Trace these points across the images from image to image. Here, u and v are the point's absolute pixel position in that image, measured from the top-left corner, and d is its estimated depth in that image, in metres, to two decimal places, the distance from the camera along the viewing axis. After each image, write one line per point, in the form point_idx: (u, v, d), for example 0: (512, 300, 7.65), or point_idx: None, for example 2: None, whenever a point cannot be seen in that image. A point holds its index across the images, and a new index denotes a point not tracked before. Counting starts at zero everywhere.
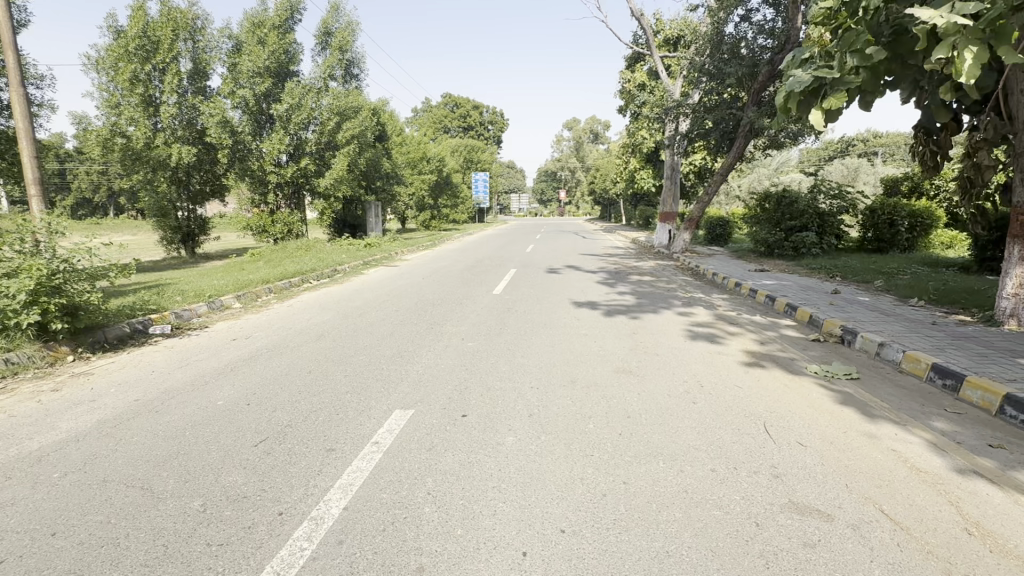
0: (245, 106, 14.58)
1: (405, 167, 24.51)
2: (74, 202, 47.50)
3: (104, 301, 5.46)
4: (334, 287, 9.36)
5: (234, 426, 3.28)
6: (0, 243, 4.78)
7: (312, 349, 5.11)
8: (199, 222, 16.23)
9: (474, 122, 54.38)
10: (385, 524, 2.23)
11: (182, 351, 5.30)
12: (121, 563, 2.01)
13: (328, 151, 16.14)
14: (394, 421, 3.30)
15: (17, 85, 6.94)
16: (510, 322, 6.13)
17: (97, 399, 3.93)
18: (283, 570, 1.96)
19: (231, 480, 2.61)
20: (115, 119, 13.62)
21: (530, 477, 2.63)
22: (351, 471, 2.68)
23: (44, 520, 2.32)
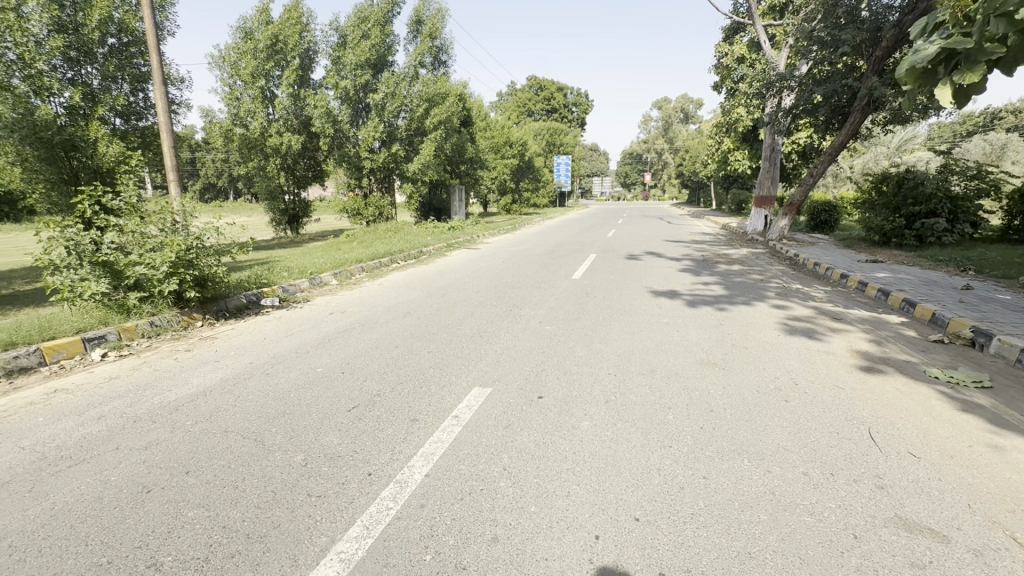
0: (346, 95, 15.56)
1: (489, 152, 24.95)
2: (202, 186, 54.10)
3: (226, 274, 6.21)
4: (420, 268, 9.84)
5: (331, 392, 3.59)
6: (149, 222, 5.57)
7: (399, 325, 5.44)
8: (303, 205, 17.76)
9: (558, 105, 53.73)
10: (462, 494, 2.34)
11: (287, 322, 5.87)
12: (239, 503, 2.30)
13: (417, 137, 16.82)
14: (473, 397, 3.42)
15: (159, 84, 7.93)
16: (589, 307, 6.08)
17: (219, 360, 4.49)
18: (371, 525, 2.13)
19: (328, 440, 2.87)
20: (236, 111, 15.19)
21: (605, 462, 2.62)
22: (434, 441, 2.83)
23: (180, 460, 2.71)
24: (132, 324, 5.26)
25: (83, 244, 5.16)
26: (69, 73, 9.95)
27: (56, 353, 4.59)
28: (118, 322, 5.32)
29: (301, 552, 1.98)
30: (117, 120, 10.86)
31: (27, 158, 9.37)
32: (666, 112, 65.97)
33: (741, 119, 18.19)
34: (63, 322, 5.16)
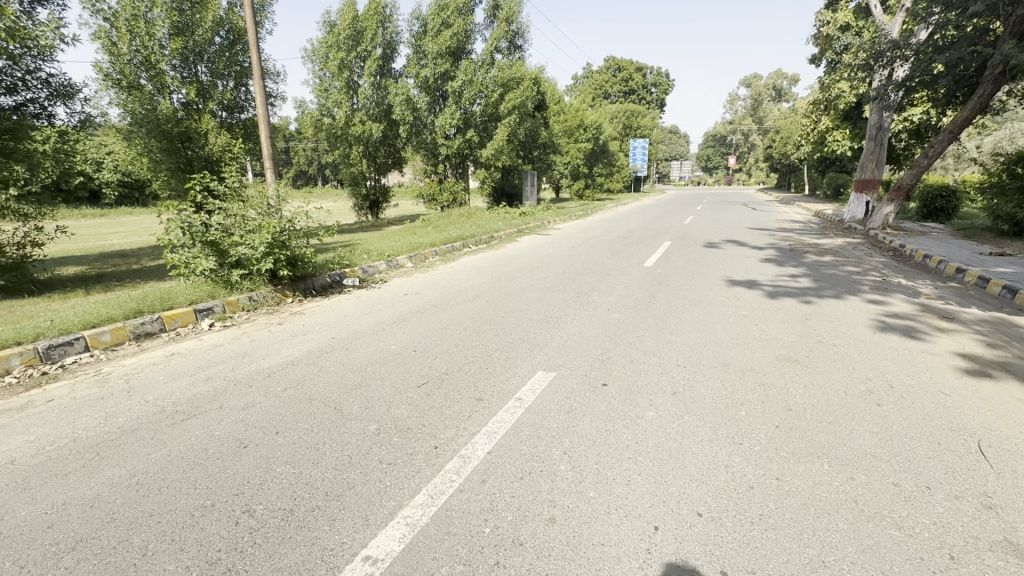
0: (425, 83, 16.01)
1: (562, 136, 24.67)
2: (295, 173, 58.40)
3: (314, 255, 6.72)
4: (491, 253, 10.01)
5: (403, 368, 3.80)
6: (250, 206, 6.16)
7: (469, 308, 5.59)
8: (383, 190, 18.64)
9: (637, 86, 51.70)
10: (522, 474, 2.39)
11: (366, 301, 6.24)
12: (320, 463, 2.52)
13: (491, 123, 17.00)
14: (537, 381, 3.47)
15: (259, 79, 8.62)
16: (660, 296, 5.88)
17: (306, 333, 4.89)
18: (435, 495, 2.24)
19: (399, 413, 3.05)
20: (325, 102, 16.16)
21: (669, 454, 2.56)
22: (497, 421, 2.91)
23: (271, 421, 3.01)
24: (235, 299, 5.85)
25: (196, 225, 5.81)
26: (185, 73, 10.99)
27: (174, 321, 5.22)
28: (223, 296, 5.94)
29: (372, 512, 2.14)
30: (224, 113, 11.96)
31: (151, 149, 10.63)
32: (755, 89, 61.35)
33: (843, 95, 16.50)
34: (179, 294, 5.86)
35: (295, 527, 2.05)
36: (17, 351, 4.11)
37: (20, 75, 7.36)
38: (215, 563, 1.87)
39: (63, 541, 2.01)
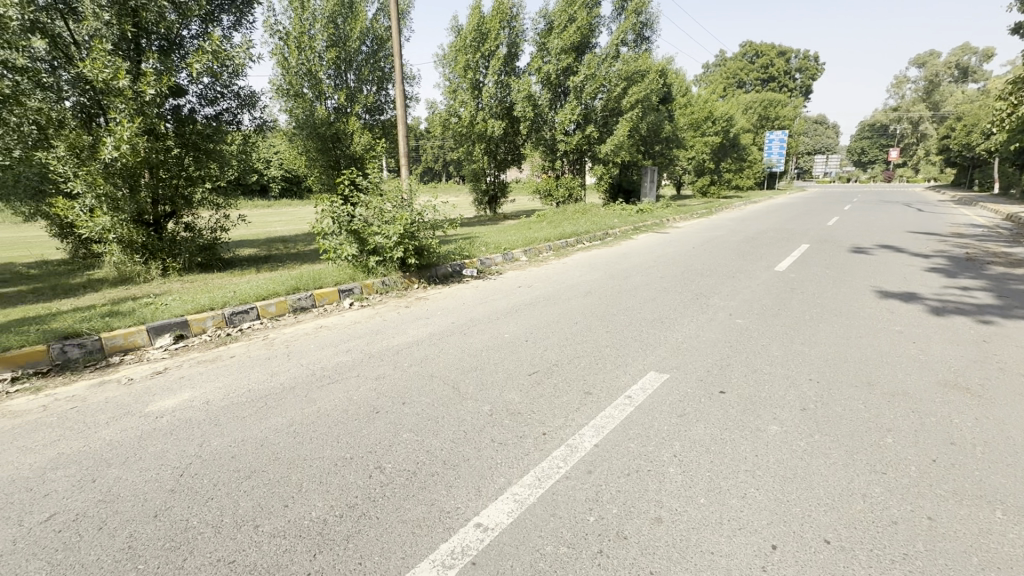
0: (547, 80, 16.19)
1: (687, 129, 23.36)
2: (423, 169, 62.89)
3: (438, 245, 7.25)
4: (605, 250, 9.89)
5: (515, 356, 3.98)
6: (387, 199, 6.85)
7: (581, 303, 5.62)
8: (501, 186, 19.32)
9: (778, 72, 46.87)
10: (629, 470, 2.39)
11: (482, 291, 6.58)
12: (438, 435, 2.75)
13: (612, 118, 16.71)
14: (648, 381, 3.40)
15: (399, 83, 9.44)
16: (792, 304, 5.36)
17: (429, 317, 5.31)
18: (543, 478, 2.34)
19: (510, 397, 3.20)
20: (452, 103, 17.15)
21: (794, 473, 2.36)
22: (605, 416, 2.92)
23: (398, 392, 3.34)
24: (371, 282, 6.55)
25: (342, 215, 6.62)
26: (337, 81, 12.42)
27: (322, 299, 6.00)
28: (362, 279, 6.68)
29: (484, 484, 2.30)
30: (367, 115, 13.31)
31: (309, 149, 12.23)
32: (930, 68, 52.16)
33: None
34: (327, 275, 6.70)
35: (417, 487, 2.28)
36: (210, 314, 5.05)
37: (220, 89, 8.94)
38: (353, 507, 2.16)
39: (242, 469, 2.47)
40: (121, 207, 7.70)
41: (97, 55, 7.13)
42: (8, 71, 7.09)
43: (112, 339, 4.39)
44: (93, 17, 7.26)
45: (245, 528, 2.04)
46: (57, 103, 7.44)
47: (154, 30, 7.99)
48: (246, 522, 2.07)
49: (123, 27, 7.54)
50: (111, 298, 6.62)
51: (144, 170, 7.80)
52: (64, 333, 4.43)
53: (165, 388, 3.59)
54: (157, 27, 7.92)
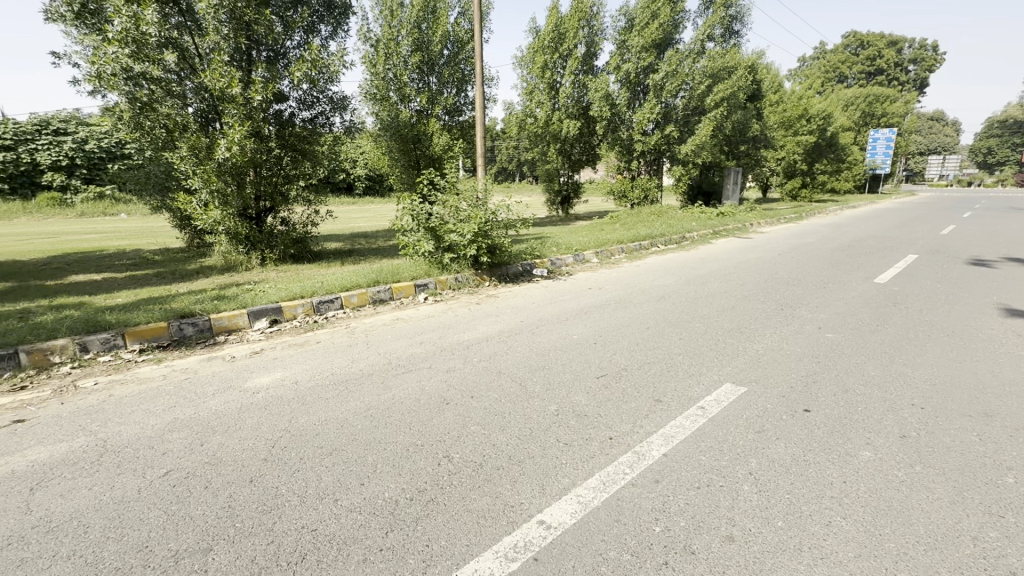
0: (626, 79, 15.84)
1: (777, 128, 21.86)
2: (497, 169, 63.98)
3: (510, 244, 7.37)
4: (681, 254, 9.53)
5: (583, 358, 3.95)
6: (463, 198, 7.06)
7: (654, 308, 5.46)
8: (574, 186, 19.18)
9: (887, 64, 42.50)
10: (700, 483, 2.29)
11: (552, 291, 6.58)
12: (504, 430, 2.80)
13: (694, 116, 16.03)
14: (723, 393, 3.24)
15: (479, 85, 9.70)
16: (894, 320, 4.86)
17: (499, 315, 5.41)
18: (608, 482, 2.31)
19: (577, 399, 3.19)
20: (529, 103, 17.28)
21: (888, 505, 2.14)
22: (675, 425, 2.83)
23: (467, 386, 3.44)
24: (444, 278, 6.79)
25: (421, 213, 6.93)
26: (420, 84, 12.95)
27: (400, 292, 6.31)
28: (436, 274, 6.93)
29: (547, 483, 2.31)
30: (446, 117, 13.77)
31: (392, 150, 12.88)
32: None
33: None
34: (405, 270, 7.04)
35: (483, 479, 2.34)
36: (301, 302, 5.48)
37: (318, 94, 9.63)
38: (422, 491, 2.26)
39: (325, 447, 2.67)
40: (230, 202, 8.60)
41: (216, 65, 7.97)
42: (146, 81, 8.09)
43: (219, 320, 4.91)
44: (214, 32, 8.14)
45: (326, 501, 2.20)
46: (182, 109, 8.38)
47: (263, 41, 8.78)
48: (326, 496, 2.23)
49: (238, 40, 8.38)
50: (219, 283, 7.40)
51: (250, 169, 8.62)
52: (180, 312, 5.01)
53: (261, 367, 3.95)
54: (266, 39, 8.71)
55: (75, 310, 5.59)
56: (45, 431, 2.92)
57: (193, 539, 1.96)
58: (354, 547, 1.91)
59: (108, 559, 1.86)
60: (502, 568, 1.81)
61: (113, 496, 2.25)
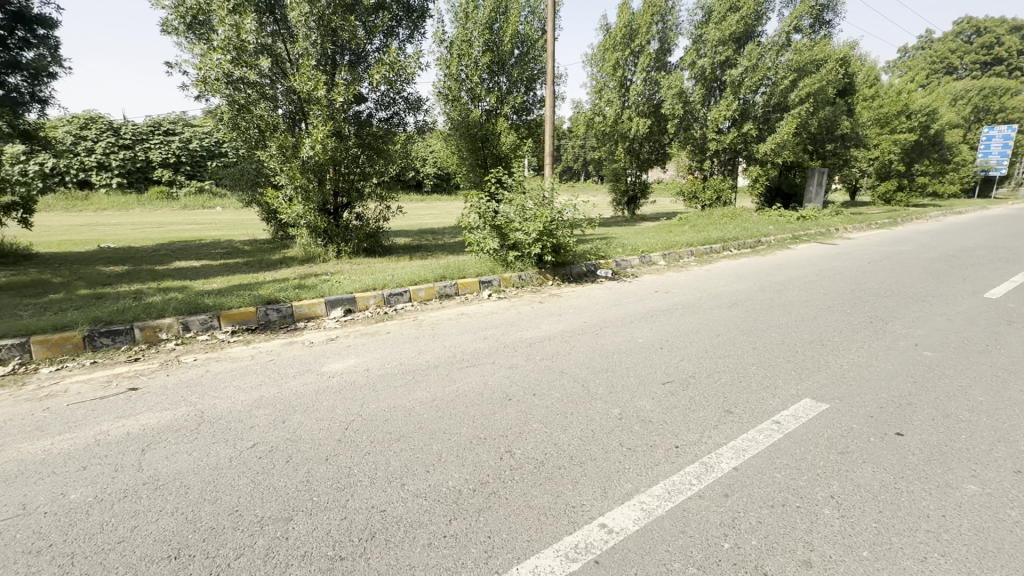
0: (701, 75, 15.20)
1: (871, 126, 20.08)
2: (563, 168, 63.65)
3: (575, 244, 7.31)
4: (756, 259, 9.02)
5: (648, 363, 3.85)
6: (530, 197, 7.11)
7: (725, 315, 5.21)
8: (642, 186, 18.70)
9: (1008, 53, 37.78)
10: (773, 502, 2.17)
11: (617, 293, 6.47)
12: (565, 431, 2.79)
13: (775, 114, 15.10)
14: (802, 408, 3.04)
15: (549, 83, 9.71)
16: (1009, 340, 4.32)
17: (561, 315, 5.39)
18: (673, 492, 2.24)
19: (641, 404, 3.12)
20: (598, 102, 17.06)
21: (997, 547, 1.91)
22: (747, 438, 2.69)
23: (529, 384, 3.46)
24: (508, 276, 6.86)
25: (488, 211, 7.05)
26: (490, 84, 13.15)
27: (465, 288, 6.45)
28: (500, 272, 7.03)
29: (609, 487, 2.27)
30: (515, 116, 13.89)
31: (462, 149, 13.19)
32: None
33: None
34: (470, 266, 7.19)
35: (544, 476, 2.35)
36: (373, 293, 5.76)
37: (394, 95, 10.03)
38: (484, 484, 2.30)
39: (393, 433, 2.79)
40: (311, 198, 9.20)
41: (305, 70, 8.55)
42: (244, 85, 8.82)
43: (300, 307, 5.27)
44: (304, 38, 8.74)
45: (393, 484, 2.30)
46: (273, 111, 9.05)
47: (347, 46, 9.30)
48: (394, 480, 2.33)
49: (325, 45, 8.94)
50: (300, 273, 7.93)
51: (330, 167, 9.17)
52: (267, 299, 5.42)
53: (335, 353, 4.20)
54: (349, 43, 9.22)
55: (179, 293, 6.21)
56: (154, 399, 3.28)
57: (275, 508, 2.12)
58: (420, 531, 1.98)
59: (205, 518, 2.06)
60: (563, 568, 1.81)
61: (209, 462, 2.49)
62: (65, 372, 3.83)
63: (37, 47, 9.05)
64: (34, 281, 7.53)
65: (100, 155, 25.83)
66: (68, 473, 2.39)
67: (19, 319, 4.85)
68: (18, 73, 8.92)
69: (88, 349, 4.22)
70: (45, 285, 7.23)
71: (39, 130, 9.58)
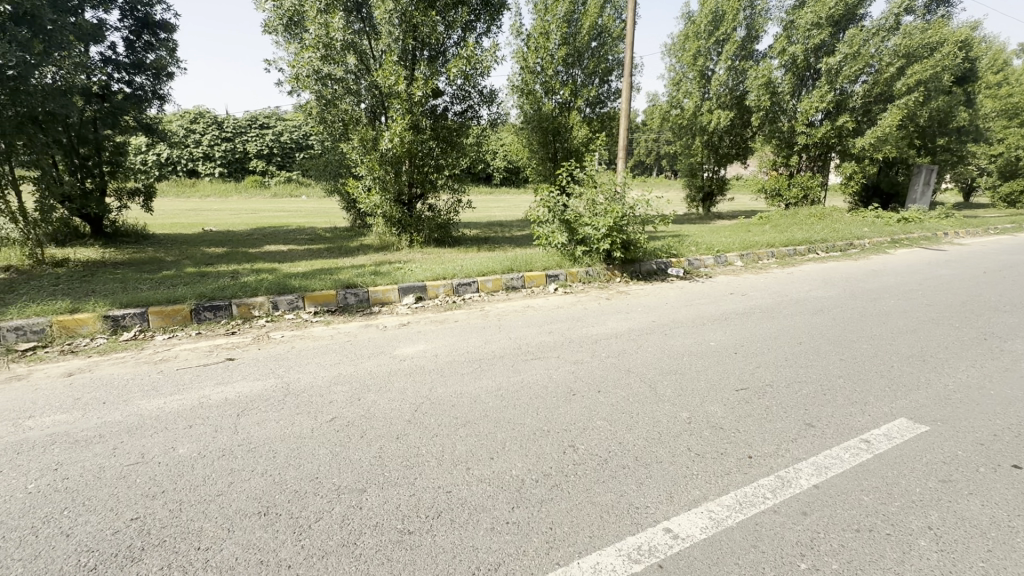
0: (792, 63, 14.12)
1: (995, 118, 17.72)
2: (635, 162, 61.90)
3: (646, 241, 7.09)
4: (846, 263, 8.30)
5: (721, 367, 3.68)
6: (601, 192, 6.98)
7: (808, 322, 4.85)
8: (719, 182, 17.80)
9: None
10: (859, 526, 2.00)
11: (688, 293, 6.22)
12: (630, 431, 2.74)
13: (877, 105, 13.74)
14: (897, 429, 2.78)
15: (627, 75, 9.43)
16: None
17: (629, 312, 5.27)
18: (744, 504, 2.13)
19: (712, 409, 2.99)
20: (676, 94, 16.38)
21: None
22: (830, 456, 2.50)
23: (594, 380, 3.43)
24: (576, 271, 6.80)
25: (557, 205, 7.02)
26: (565, 76, 13.02)
27: (531, 282, 6.49)
28: (568, 266, 6.98)
29: (675, 492, 2.21)
30: (588, 109, 13.66)
31: (533, 142, 13.20)
32: None
33: None
34: (537, 259, 7.21)
35: (608, 474, 2.33)
36: (443, 282, 5.95)
37: (469, 89, 10.17)
38: (547, 476, 2.32)
39: (459, 418, 2.87)
40: (388, 188, 9.62)
41: (387, 66, 8.92)
42: (331, 81, 9.38)
43: (375, 292, 5.55)
44: (387, 35, 9.11)
45: (459, 467, 2.37)
46: (357, 105, 9.53)
47: (427, 42, 9.57)
48: (460, 463, 2.41)
49: (406, 41, 9.25)
50: (375, 260, 8.34)
51: (406, 159, 9.52)
52: (346, 283, 5.77)
53: (406, 338, 4.39)
54: (429, 39, 9.46)
55: (269, 274, 6.74)
56: (248, 369, 3.61)
57: (350, 479, 2.27)
58: (483, 515, 2.04)
59: (290, 481, 2.24)
60: (625, 568, 1.79)
61: (294, 431, 2.70)
62: (175, 341, 4.30)
63: (158, 49, 10.08)
64: (152, 259, 8.49)
65: (206, 146, 28.48)
66: (177, 430, 2.69)
67: (140, 291, 5.49)
68: (143, 73, 10.04)
69: (194, 321, 4.70)
70: (160, 263, 8.13)
71: (157, 123, 10.74)
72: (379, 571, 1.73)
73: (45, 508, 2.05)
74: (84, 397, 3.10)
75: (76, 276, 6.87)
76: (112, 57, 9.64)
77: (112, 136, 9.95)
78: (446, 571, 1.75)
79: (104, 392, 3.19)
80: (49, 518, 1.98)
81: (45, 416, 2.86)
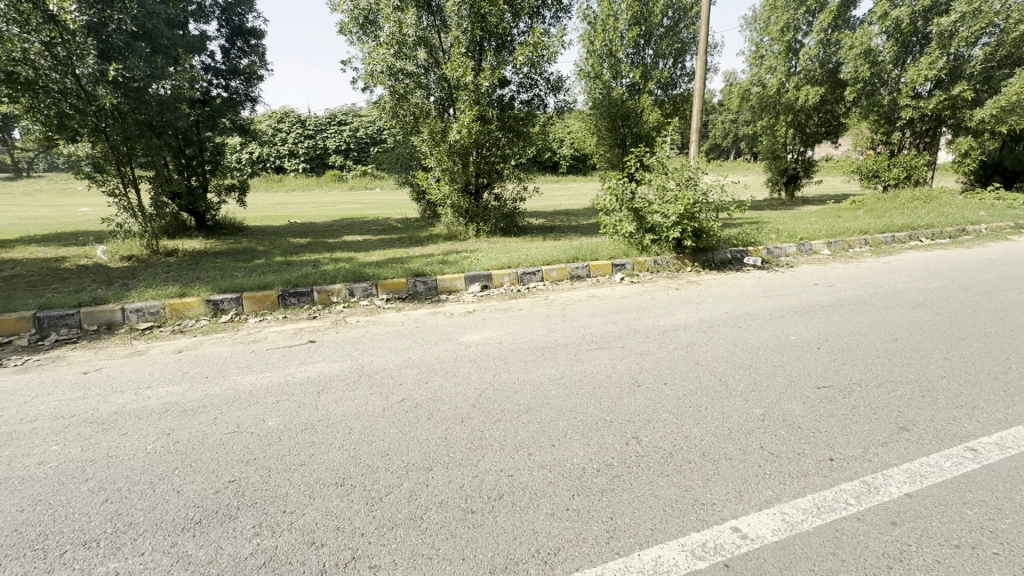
0: (896, 28, 12.65)
1: None
2: (711, 146, 58.88)
3: (720, 228, 6.72)
4: (958, 251, 7.40)
5: (802, 362, 3.44)
6: (673, 178, 6.72)
7: (906, 316, 4.38)
8: (806, 164, 16.48)
9: None
10: (959, 542, 1.81)
11: (766, 283, 5.84)
12: (698, 425, 2.64)
13: (1001, 69, 12.03)
14: (1013, 438, 2.46)
15: (703, 52, 8.86)
16: None
17: (700, 303, 5.04)
18: (823, 508, 1.99)
19: (789, 407, 2.81)
20: (759, 70, 15.29)
21: None
22: (926, 463, 2.28)
23: (658, 372, 3.33)
24: (643, 259, 6.60)
25: (625, 193, 6.84)
26: (636, 58, 12.58)
27: (597, 270, 6.40)
28: (635, 255, 6.79)
29: (744, 492, 2.10)
30: (660, 91, 13.11)
31: (601, 128, 12.92)
32: None
33: None
34: (604, 248, 7.09)
35: (672, 468, 2.27)
36: (508, 272, 6.02)
37: (536, 77, 10.09)
38: (609, 466, 2.30)
39: (522, 405, 2.91)
40: (457, 179, 9.84)
41: (456, 58, 9.07)
42: (403, 76, 9.69)
43: (443, 280, 5.71)
44: (456, 27, 9.26)
45: (521, 453, 2.42)
46: (426, 98, 9.83)
47: (494, 31, 9.59)
48: (521, 449, 2.45)
49: (474, 32, 9.34)
50: (444, 249, 8.64)
51: (473, 150, 9.68)
52: (416, 271, 5.99)
53: (472, 325, 4.51)
54: (497, 28, 9.49)
55: (347, 263, 7.16)
56: (327, 351, 3.88)
57: (418, 457, 2.38)
58: (544, 500, 2.07)
59: (364, 456, 2.40)
60: (688, 564, 1.74)
61: (367, 410, 2.87)
62: (265, 323, 4.71)
63: (250, 54, 10.99)
64: (246, 249, 9.32)
65: (291, 144, 30.63)
66: (268, 404, 2.97)
67: (236, 278, 6.07)
68: (237, 78, 11.04)
69: (281, 305, 5.11)
70: (254, 252, 8.90)
71: (251, 124, 11.73)
72: (445, 546, 1.82)
73: (160, 466, 2.34)
74: (191, 371, 3.50)
75: (185, 264, 7.69)
76: (212, 64, 10.64)
77: (213, 137, 11.00)
78: (506, 551, 1.80)
79: (207, 367, 3.58)
80: (164, 476, 2.26)
81: (160, 387, 3.25)
